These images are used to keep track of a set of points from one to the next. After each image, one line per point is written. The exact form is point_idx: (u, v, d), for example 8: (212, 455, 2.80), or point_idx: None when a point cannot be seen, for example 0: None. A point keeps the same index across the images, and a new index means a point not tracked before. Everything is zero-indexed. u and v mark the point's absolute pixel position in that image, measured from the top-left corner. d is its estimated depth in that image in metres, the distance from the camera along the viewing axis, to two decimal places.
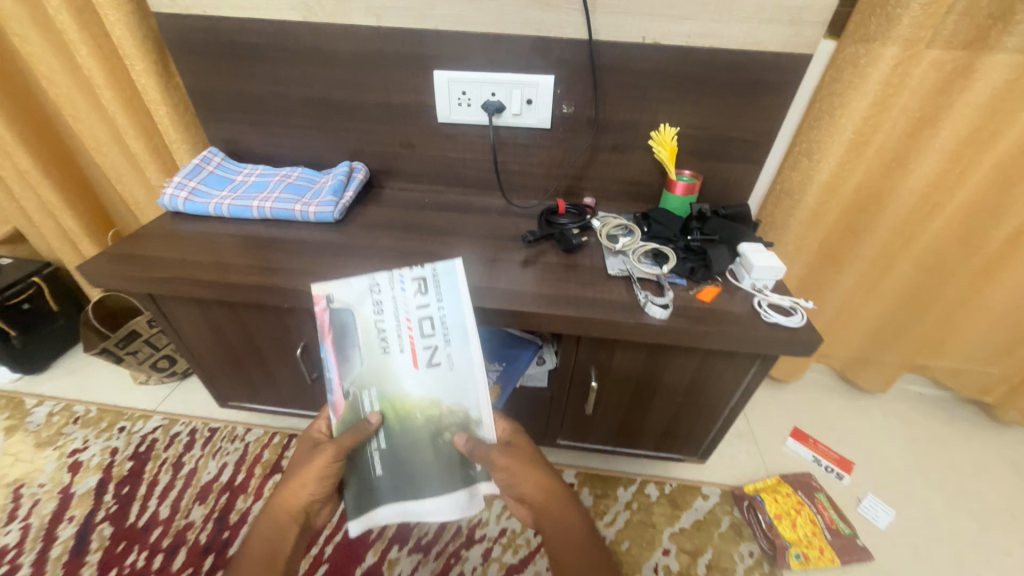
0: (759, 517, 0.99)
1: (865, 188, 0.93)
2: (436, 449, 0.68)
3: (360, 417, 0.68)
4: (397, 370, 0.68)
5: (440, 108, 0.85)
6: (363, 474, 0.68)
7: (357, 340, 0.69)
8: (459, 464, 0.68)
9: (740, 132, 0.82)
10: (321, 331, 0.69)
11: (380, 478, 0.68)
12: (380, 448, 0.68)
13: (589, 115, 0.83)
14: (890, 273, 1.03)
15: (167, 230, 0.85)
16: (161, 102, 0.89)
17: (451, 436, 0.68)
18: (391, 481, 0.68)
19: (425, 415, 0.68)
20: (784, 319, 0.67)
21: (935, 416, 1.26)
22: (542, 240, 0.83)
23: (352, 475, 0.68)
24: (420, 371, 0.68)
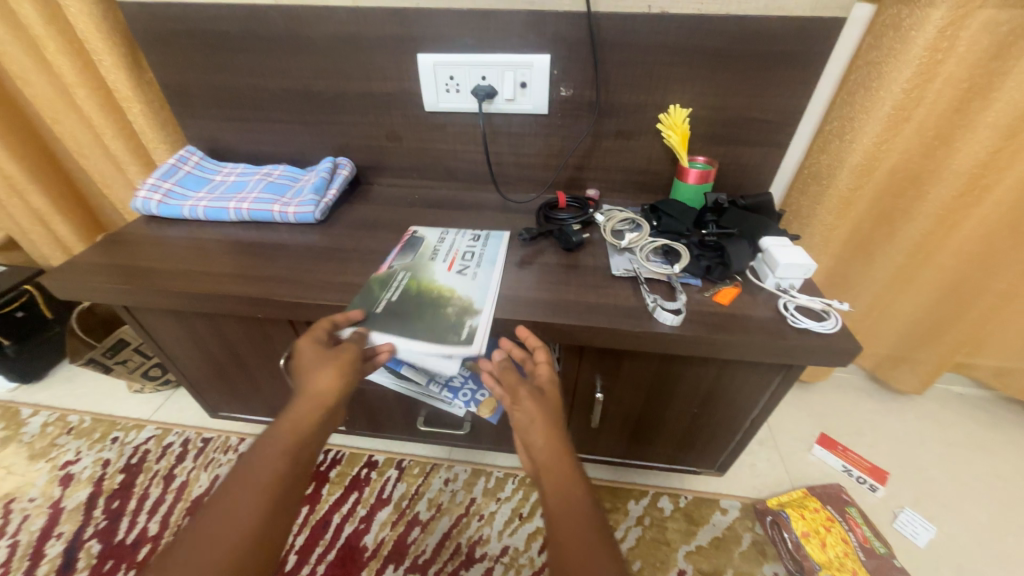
0: (785, 535, 0.90)
1: (903, 171, 0.83)
2: (438, 313, 0.63)
3: (384, 284, 0.67)
4: (432, 269, 0.70)
5: (426, 95, 0.78)
6: (363, 309, 0.63)
7: (413, 247, 0.74)
8: (455, 329, 0.60)
9: (760, 112, 0.73)
10: (394, 243, 0.76)
11: (377, 316, 0.62)
12: (389, 300, 0.65)
13: (589, 98, 0.75)
14: (930, 265, 0.93)
15: (141, 235, 0.80)
16: (134, 100, 0.85)
17: (452, 314, 0.62)
18: (384, 319, 0.61)
19: (438, 296, 0.65)
20: (815, 324, 0.58)
21: (978, 420, 1.15)
22: (539, 237, 0.76)
23: (353, 305, 0.64)
24: (454, 273, 0.69)
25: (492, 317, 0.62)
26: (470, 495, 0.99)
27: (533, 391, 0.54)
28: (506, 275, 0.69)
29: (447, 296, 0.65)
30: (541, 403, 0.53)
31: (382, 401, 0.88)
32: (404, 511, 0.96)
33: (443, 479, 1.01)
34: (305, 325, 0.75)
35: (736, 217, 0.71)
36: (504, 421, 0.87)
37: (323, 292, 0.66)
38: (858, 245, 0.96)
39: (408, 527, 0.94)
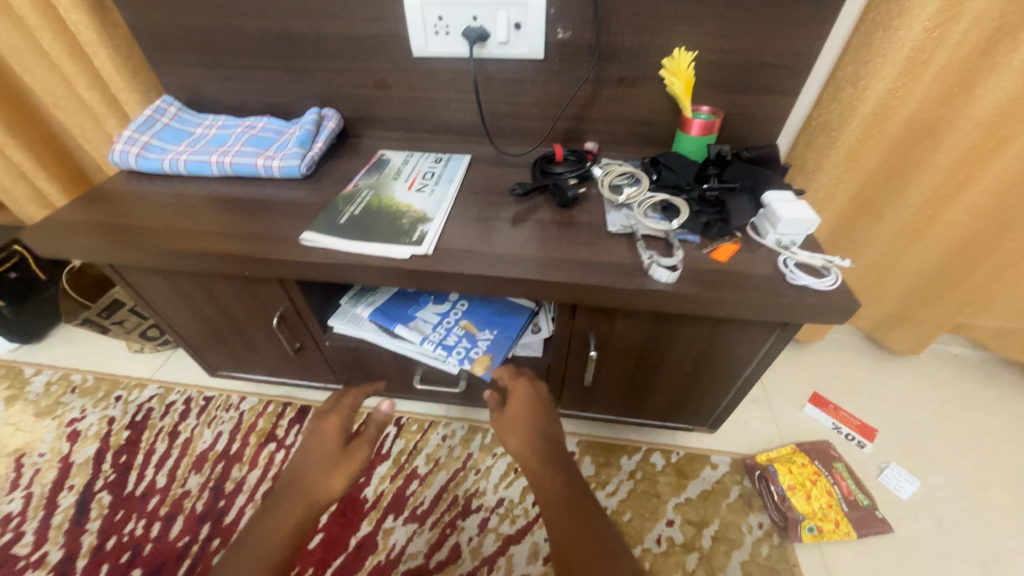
0: (772, 488, 0.93)
1: (918, 122, 0.78)
2: (393, 222, 0.67)
3: (348, 199, 0.71)
4: (393, 186, 0.74)
5: (414, 39, 0.73)
6: (329, 220, 0.68)
7: (379, 168, 0.78)
8: (404, 234, 0.65)
9: (771, 56, 0.68)
10: (362, 166, 0.80)
11: (340, 225, 0.67)
12: (352, 212, 0.69)
13: (588, 41, 0.70)
14: (937, 223, 0.90)
15: (123, 190, 0.77)
16: (99, 44, 0.80)
17: (405, 223, 0.67)
18: (346, 228, 0.66)
19: (395, 208, 0.69)
20: (815, 281, 0.57)
21: (971, 379, 1.16)
22: (534, 192, 0.73)
23: (320, 216, 0.69)
24: (413, 191, 0.73)
25: (482, 274, 0.60)
26: (467, 451, 1.01)
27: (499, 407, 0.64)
28: (456, 204, 0.71)
29: (404, 209, 0.69)
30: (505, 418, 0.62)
31: (377, 360, 0.88)
32: (403, 465, 0.99)
33: (440, 436, 1.04)
34: (295, 284, 0.74)
35: (739, 170, 0.68)
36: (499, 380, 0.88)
37: (308, 250, 0.64)
38: (865, 202, 0.93)
39: (407, 480, 0.97)
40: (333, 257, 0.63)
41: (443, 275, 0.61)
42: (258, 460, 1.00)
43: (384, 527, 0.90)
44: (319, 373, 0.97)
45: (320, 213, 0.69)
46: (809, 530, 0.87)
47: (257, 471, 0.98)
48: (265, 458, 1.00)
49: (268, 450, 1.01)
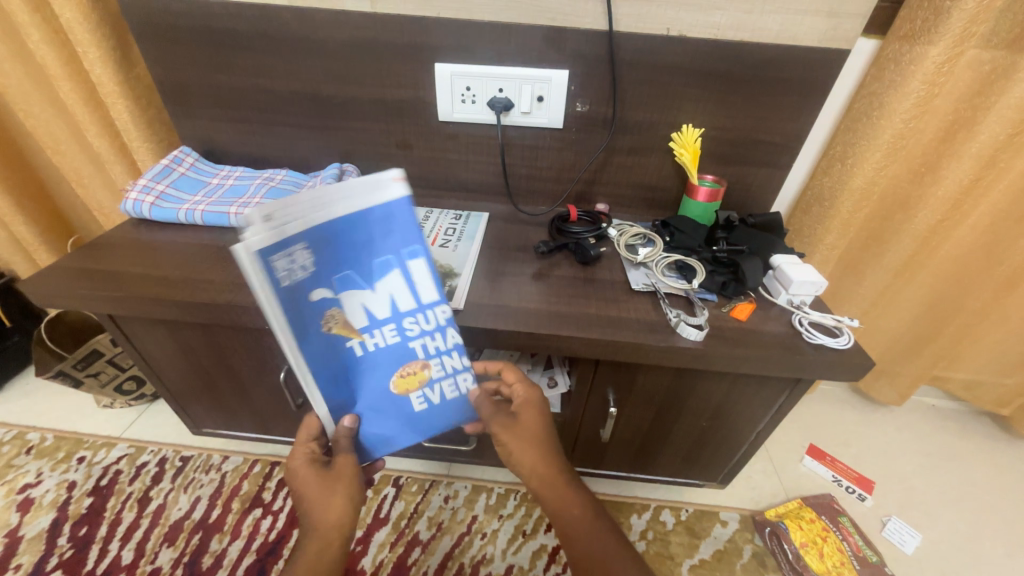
0: (785, 546, 0.92)
1: (891, 195, 0.88)
2: None
3: None
4: None
5: (442, 105, 0.77)
6: None
7: None
8: None
9: (767, 135, 0.76)
10: None
11: None
12: None
13: (605, 114, 0.76)
14: (912, 282, 0.98)
15: (129, 239, 0.75)
16: (120, 95, 0.81)
17: None
18: None
19: None
20: (830, 339, 0.60)
21: (951, 430, 1.22)
22: (554, 250, 0.76)
23: None
24: (437, 246, 0.74)
25: (514, 330, 0.61)
26: (471, 513, 0.96)
27: (506, 419, 0.56)
28: (480, 261, 0.73)
29: None
30: (518, 428, 0.55)
31: None
32: (403, 531, 0.92)
33: (442, 496, 0.98)
34: None
35: (746, 234, 0.73)
36: None
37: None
38: (847, 262, 1.01)
39: (408, 547, 0.90)
40: None
41: (471, 330, 0.61)
42: (241, 529, 0.91)
43: None
44: None
45: None
46: None
47: (239, 542, 0.89)
48: (249, 526, 0.91)
49: (253, 516, 0.92)
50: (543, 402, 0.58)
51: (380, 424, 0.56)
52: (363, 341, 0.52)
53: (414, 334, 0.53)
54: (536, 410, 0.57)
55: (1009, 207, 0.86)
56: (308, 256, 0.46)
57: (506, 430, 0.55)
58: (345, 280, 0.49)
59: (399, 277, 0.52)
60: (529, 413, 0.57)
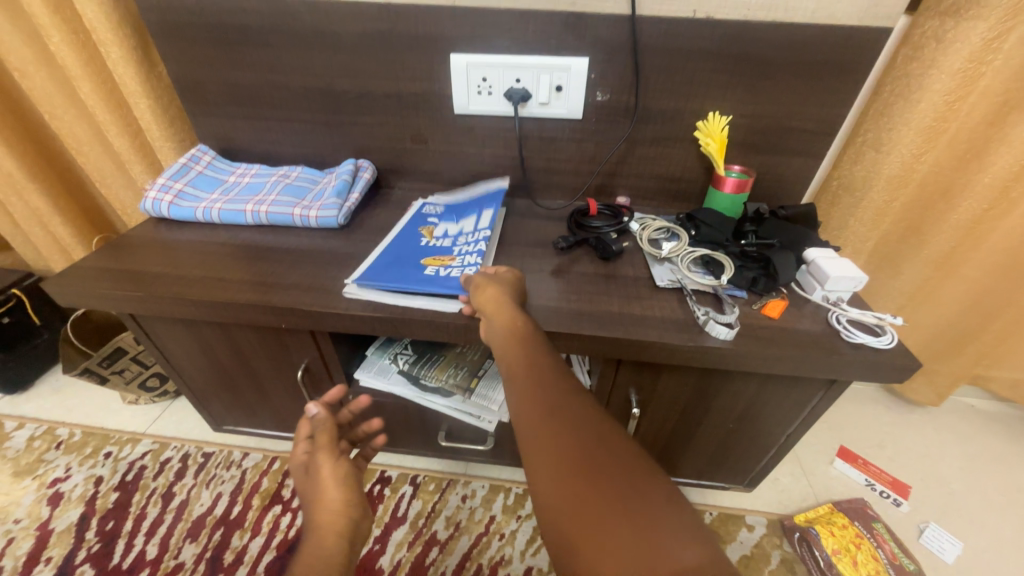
0: (816, 553, 0.88)
1: (932, 184, 0.83)
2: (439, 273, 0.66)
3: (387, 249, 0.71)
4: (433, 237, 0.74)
5: (457, 97, 0.75)
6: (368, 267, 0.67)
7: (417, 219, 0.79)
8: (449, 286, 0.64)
9: (799, 121, 0.72)
10: (399, 216, 0.80)
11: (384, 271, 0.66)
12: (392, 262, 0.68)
13: (626, 103, 0.73)
14: (954, 276, 0.93)
15: (149, 238, 0.75)
16: (141, 95, 0.81)
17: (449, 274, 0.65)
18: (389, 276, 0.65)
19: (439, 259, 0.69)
20: (871, 338, 0.56)
21: (994, 432, 1.15)
22: (574, 246, 0.74)
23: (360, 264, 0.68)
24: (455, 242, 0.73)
25: None
26: (489, 513, 0.95)
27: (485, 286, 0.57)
28: (498, 257, 0.71)
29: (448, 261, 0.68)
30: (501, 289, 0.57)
31: (401, 416, 0.83)
32: (421, 530, 0.92)
33: (460, 496, 0.97)
34: (327, 335, 0.71)
35: (777, 227, 0.69)
36: None
37: (352, 302, 0.62)
38: (882, 256, 0.96)
39: (426, 547, 0.89)
40: (377, 310, 0.61)
41: None
42: (261, 525, 0.91)
43: None
44: None
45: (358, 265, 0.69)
46: None
47: (260, 538, 0.90)
48: (269, 523, 0.92)
49: (273, 513, 0.93)
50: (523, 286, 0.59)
51: (392, 274, 0.65)
52: (430, 240, 0.73)
53: (458, 243, 0.72)
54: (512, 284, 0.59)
55: None
56: (439, 207, 0.82)
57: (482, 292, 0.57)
58: (445, 219, 0.78)
59: (475, 220, 0.76)
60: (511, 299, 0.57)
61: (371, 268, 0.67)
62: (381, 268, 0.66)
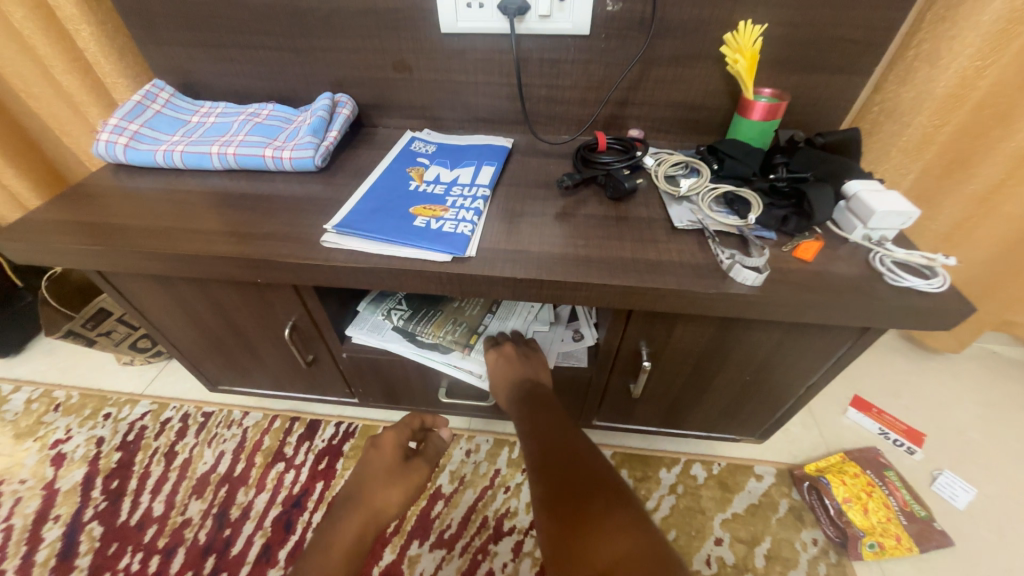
0: (826, 502, 0.87)
1: (990, 106, 0.73)
2: (430, 222, 0.59)
3: (371, 194, 0.63)
4: (422, 181, 0.66)
5: (443, 13, 0.64)
6: (351, 213, 0.60)
7: (404, 159, 0.70)
8: (441, 236, 0.56)
9: (846, 30, 0.61)
10: (385, 156, 0.72)
11: (368, 219, 0.59)
12: (378, 209, 0.60)
13: (641, 13, 0.62)
14: (999, 214, 0.85)
15: (108, 187, 0.68)
16: (82, 20, 0.72)
17: (441, 224, 0.58)
18: (374, 223, 0.58)
19: (430, 206, 0.61)
20: (919, 281, 0.49)
21: (1017, 379, 1.11)
22: (581, 185, 0.66)
23: (343, 209, 0.61)
24: (447, 187, 0.65)
25: (537, 279, 0.52)
26: (494, 467, 0.93)
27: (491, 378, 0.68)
28: (495, 200, 0.64)
29: (440, 208, 0.61)
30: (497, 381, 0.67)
31: (399, 373, 0.80)
32: (425, 485, 0.91)
33: (464, 450, 0.96)
34: (311, 290, 0.65)
35: (813, 158, 0.60)
36: None
37: (331, 253, 0.56)
38: (920, 193, 0.87)
39: (431, 501, 0.89)
40: (360, 261, 0.55)
41: (484, 279, 0.53)
42: (265, 482, 0.91)
43: (409, 554, 0.82)
44: (332, 387, 0.89)
45: (337, 211, 0.61)
46: (870, 547, 0.81)
47: (265, 494, 0.89)
48: (273, 479, 0.91)
49: (276, 470, 0.92)
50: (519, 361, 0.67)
51: (375, 222, 0.58)
52: (419, 185, 0.65)
53: (453, 192, 0.64)
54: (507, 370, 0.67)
55: None
56: (432, 146, 0.73)
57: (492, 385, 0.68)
58: (438, 161, 0.70)
59: (471, 168, 0.68)
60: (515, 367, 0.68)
61: (353, 215, 0.59)
62: (363, 216, 0.59)
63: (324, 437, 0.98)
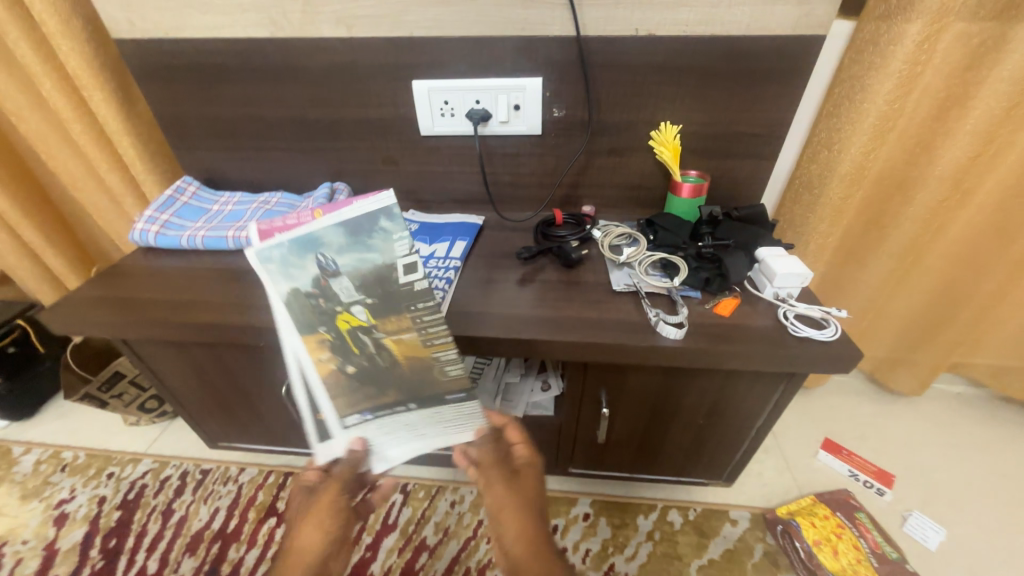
0: (797, 544, 0.89)
1: (889, 178, 0.86)
2: None
3: None
4: None
5: (422, 120, 0.79)
6: None
7: None
8: None
9: (747, 126, 0.75)
10: None
11: None
12: None
13: (582, 117, 0.77)
14: (920, 266, 0.96)
15: (138, 266, 0.79)
16: (124, 133, 0.87)
17: None
18: None
19: None
20: (814, 332, 0.59)
21: (980, 418, 1.16)
22: (538, 255, 0.77)
23: None
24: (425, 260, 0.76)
25: (497, 338, 0.62)
26: (477, 518, 0.97)
27: (502, 479, 0.53)
28: (465, 270, 0.75)
29: None
30: (514, 486, 0.52)
31: None
32: (411, 536, 0.94)
33: (449, 502, 1.00)
34: None
35: (732, 229, 0.72)
36: None
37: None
38: (849, 250, 0.98)
39: (416, 552, 0.92)
40: None
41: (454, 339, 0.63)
42: (257, 537, 0.95)
43: None
44: None
45: None
46: None
47: (256, 550, 0.93)
48: (265, 535, 0.95)
49: (268, 525, 0.96)
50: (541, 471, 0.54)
51: None
52: None
53: (429, 264, 0.75)
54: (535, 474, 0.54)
55: (1015, 180, 0.83)
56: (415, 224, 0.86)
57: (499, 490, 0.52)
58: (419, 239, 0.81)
59: (446, 244, 0.80)
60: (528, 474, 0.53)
61: None
62: None
63: None
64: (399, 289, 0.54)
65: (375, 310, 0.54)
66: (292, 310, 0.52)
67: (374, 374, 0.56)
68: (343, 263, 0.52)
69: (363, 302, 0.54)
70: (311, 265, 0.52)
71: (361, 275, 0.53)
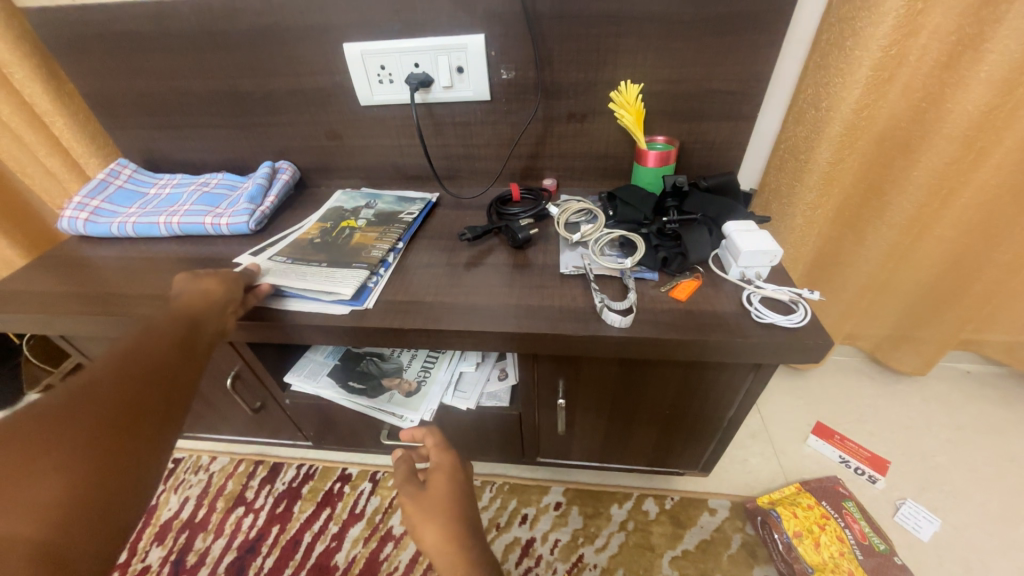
0: (776, 536, 0.84)
1: (889, 137, 0.76)
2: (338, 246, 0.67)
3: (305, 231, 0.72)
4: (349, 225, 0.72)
5: (359, 88, 0.72)
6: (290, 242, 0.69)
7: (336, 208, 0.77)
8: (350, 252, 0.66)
9: (721, 83, 0.66)
10: (317, 212, 0.78)
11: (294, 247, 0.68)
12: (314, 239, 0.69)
13: (533, 79, 0.69)
14: (927, 236, 0.87)
15: (69, 255, 0.75)
16: (55, 113, 0.82)
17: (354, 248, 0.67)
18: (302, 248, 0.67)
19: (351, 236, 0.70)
20: (780, 317, 0.52)
21: (993, 400, 1.08)
22: (487, 235, 0.71)
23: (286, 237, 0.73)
24: (368, 232, 0.70)
25: (428, 328, 0.56)
26: None
27: (414, 488, 0.49)
28: (408, 252, 0.69)
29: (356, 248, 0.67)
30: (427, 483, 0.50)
31: (341, 415, 0.83)
32: (377, 526, 0.93)
33: None
34: (245, 344, 0.70)
35: (699, 202, 0.65)
36: (469, 436, 0.81)
37: (224, 294, 0.55)
38: (847, 221, 0.89)
39: (381, 542, 0.90)
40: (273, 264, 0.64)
41: (380, 331, 0.57)
42: (224, 527, 0.94)
43: None
44: (285, 430, 0.92)
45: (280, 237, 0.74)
46: None
47: (222, 539, 0.92)
48: (231, 524, 0.94)
49: (235, 515, 0.96)
50: (458, 465, 0.53)
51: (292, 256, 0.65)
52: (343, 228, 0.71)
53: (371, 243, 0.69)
54: (445, 474, 0.51)
55: None
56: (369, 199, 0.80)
57: (411, 501, 0.48)
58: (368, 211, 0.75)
59: (395, 219, 0.73)
60: (438, 473, 0.51)
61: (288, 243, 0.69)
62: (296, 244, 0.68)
63: (284, 480, 1.01)
64: (395, 220, 0.73)
65: (369, 224, 0.72)
66: (327, 209, 0.76)
67: (322, 245, 0.67)
68: (381, 205, 0.77)
69: (366, 219, 0.73)
70: (361, 203, 0.78)
71: (381, 210, 0.76)
